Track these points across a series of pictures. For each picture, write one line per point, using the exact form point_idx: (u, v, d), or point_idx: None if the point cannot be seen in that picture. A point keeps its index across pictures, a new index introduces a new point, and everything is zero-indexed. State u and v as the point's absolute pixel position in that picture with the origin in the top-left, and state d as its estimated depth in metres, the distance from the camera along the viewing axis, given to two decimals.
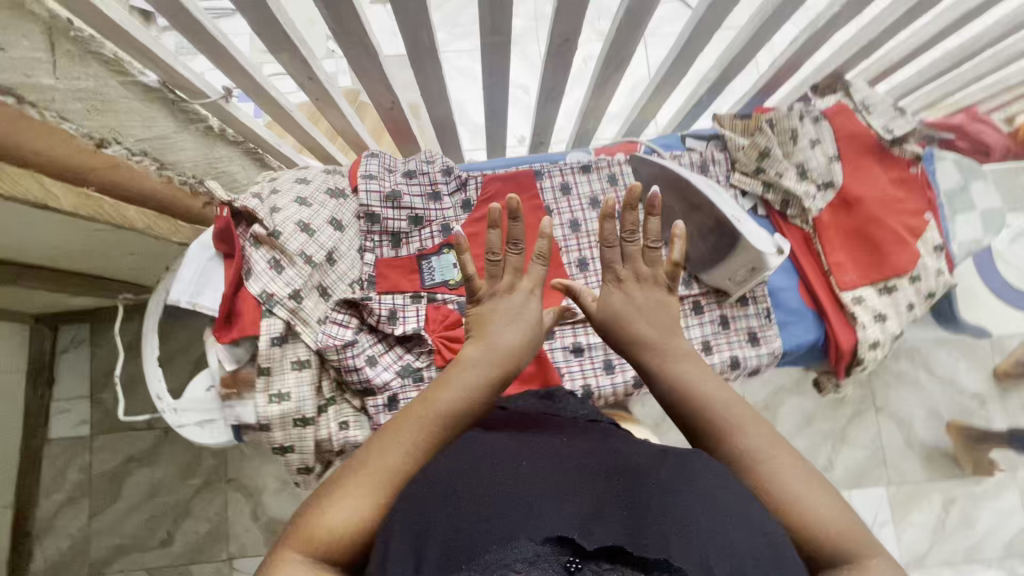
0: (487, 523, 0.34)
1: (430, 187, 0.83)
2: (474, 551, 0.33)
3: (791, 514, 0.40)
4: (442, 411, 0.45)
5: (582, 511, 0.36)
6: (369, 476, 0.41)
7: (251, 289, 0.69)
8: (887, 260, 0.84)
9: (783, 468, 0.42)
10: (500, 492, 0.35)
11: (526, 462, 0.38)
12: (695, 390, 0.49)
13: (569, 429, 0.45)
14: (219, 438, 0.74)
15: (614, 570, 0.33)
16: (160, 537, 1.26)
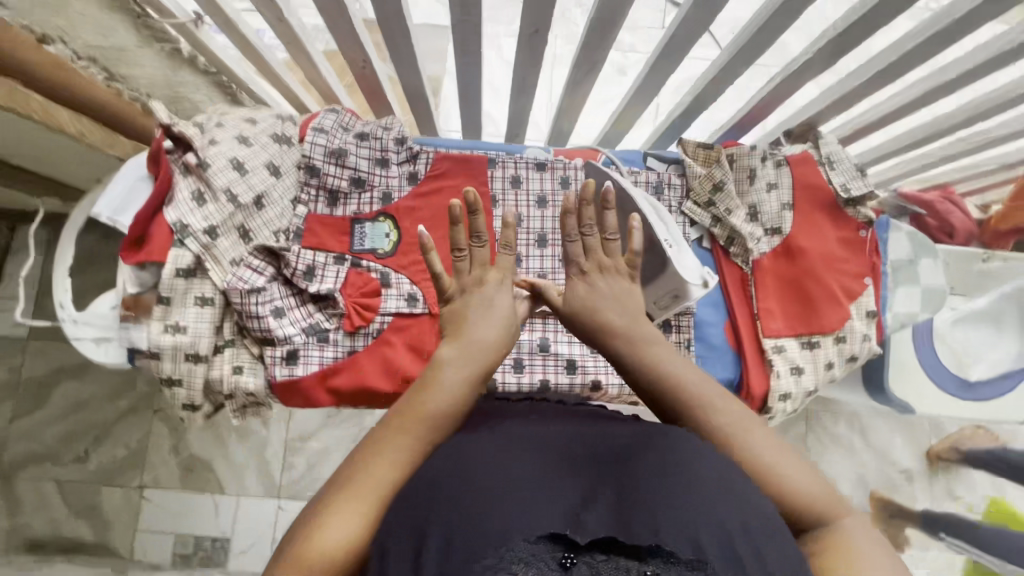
0: (483, 522, 0.37)
1: (380, 154, 0.82)
2: (473, 554, 0.36)
3: (775, 488, 0.45)
4: (430, 412, 0.47)
5: (567, 509, 0.39)
6: (359, 490, 0.42)
7: (166, 216, 0.68)
8: (816, 316, 0.84)
9: (752, 441, 0.47)
10: (490, 492, 0.39)
11: (512, 465, 0.41)
12: (673, 376, 0.51)
13: (541, 429, 0.49)
14: (112, 358, 0.74)
15: (609, 560, 0.37)
16: (77, 453, 1.49)
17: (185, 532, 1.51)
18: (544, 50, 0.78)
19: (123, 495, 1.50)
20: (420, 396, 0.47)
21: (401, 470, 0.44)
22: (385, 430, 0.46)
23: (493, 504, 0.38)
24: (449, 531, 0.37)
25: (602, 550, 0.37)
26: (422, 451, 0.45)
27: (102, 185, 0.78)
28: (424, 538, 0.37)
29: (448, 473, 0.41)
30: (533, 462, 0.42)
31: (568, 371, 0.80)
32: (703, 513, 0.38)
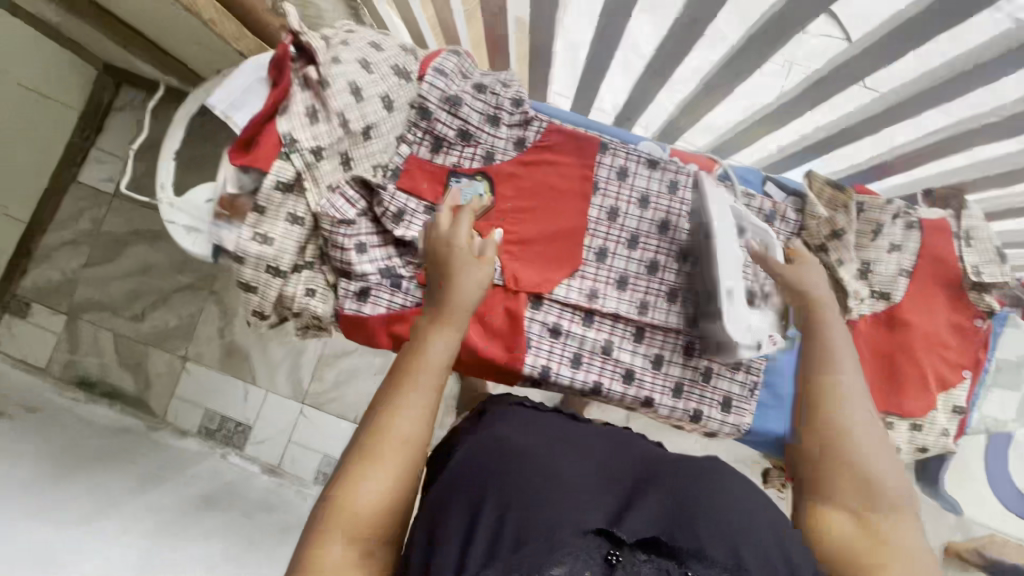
0: (556, 505, 0.50)
1: (493, 110, 0.79)
2: (551, 529, 0.48)
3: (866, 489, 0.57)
4: (429, 374, 0.59)
5: (610, 515, 0.51)
6: (385, 452, 0.54)
7: (279, 126, 0.67)
8: (901, 397, 0.78)
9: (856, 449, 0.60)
10: (555, 486, 0.53)
11: (566, 470, 0.55)
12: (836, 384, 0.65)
13: (586, 442, 0.63)
14: (196, 249, 0.75)
15: (650, 559, 0.47)
16: (136, 311, 1.62)
17: (214, 408, 1.62)
18: None
19: (167, 360, 1.63)
20: (415, 363, 0.59)
21: (417, 426, 0.56)
22: (392, 405, 0.56)
23: (552, 498, 0.51)
24: (504, 508, 0.50)
25: (643, 552, 0.48)
26: (426, 413, 0.57)
27: (221, 76, 0.78)
28: (481, 510, 0.51)
29: (518, 470, 0.55)
30: (577, 475, 0.55)
31: (624, 381, 0.78)
32: (742, 536, 0.49)
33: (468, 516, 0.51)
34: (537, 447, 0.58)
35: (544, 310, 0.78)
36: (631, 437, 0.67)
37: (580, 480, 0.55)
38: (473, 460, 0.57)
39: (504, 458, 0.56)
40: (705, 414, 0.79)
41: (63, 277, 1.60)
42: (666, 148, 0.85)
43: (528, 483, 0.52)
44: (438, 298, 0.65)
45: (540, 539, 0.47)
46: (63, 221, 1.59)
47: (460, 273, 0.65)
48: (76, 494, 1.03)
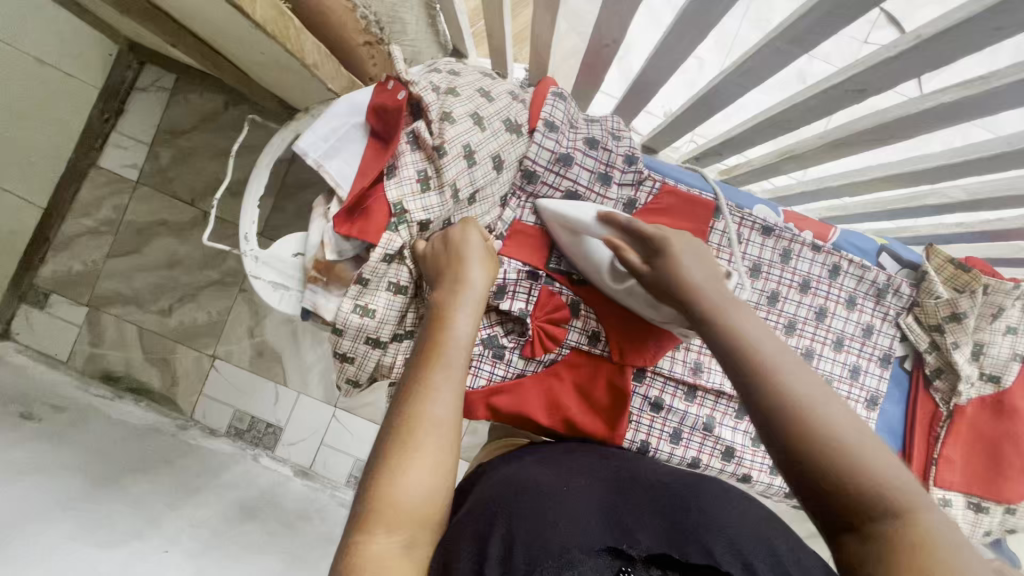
0: (559, 524, 0.48)
1: (604, 167, 0.73)
2: (559, 545, 0.46)
3: (846, 460, 0.41)
4: (457, 357, 0.53)
5: (617, 532, 0.49)
6: (424, 441, 0.48)
7: (388, 192, 0.62)
8: (1000, 484, 0.77)
9: (826, 408, 0.43)
10: (559, 504, 0.51)
11: (571, 487, 0.55)
12: (753, 349, 0.48)
13: (581, 463, 0.63)
14: (285, 307, 0.70)
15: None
16: (162, 307, 1.52)
17: (243, 409, 1.55)
18: (846, 106, 0.67)
19: (195, 359, 1.54)
20: (441, 342, 0.53)
21: (451, 413, 0.51)
22: (420, 387, 0.51)
23: (550, 522, 0.48)
24: (513, 529, 0.48)
25: (660, 568, 0.45)
26: (458, 398, 0.52)
27: (311, 116, 0.71)
28: (492, 525, 0.48)
29: (523, 488, 0.54)
30: (582, 497, 0.54)
31: (724, 457, 0.76)
32: (756, 545, 0.48)
33: (479, 532, 0.48)
34: (541, 478, 0.57)
35: (646, 383, 0.75)
36: (637, 460, 0.66)
37: (585, 503, 0.53)
38: (503, 490, 0.55)
39: (516, 489, 0.54)
40: None
41: (83, 268, 1.49)
42: (777, 211, 0.80)
43: (533, 511, 0.50)
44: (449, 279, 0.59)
45: (550, 561, 0.44)
46: (83, 210, 1.47)
47: (472, 260, 0.60)
48: (122, 507, 0.96)
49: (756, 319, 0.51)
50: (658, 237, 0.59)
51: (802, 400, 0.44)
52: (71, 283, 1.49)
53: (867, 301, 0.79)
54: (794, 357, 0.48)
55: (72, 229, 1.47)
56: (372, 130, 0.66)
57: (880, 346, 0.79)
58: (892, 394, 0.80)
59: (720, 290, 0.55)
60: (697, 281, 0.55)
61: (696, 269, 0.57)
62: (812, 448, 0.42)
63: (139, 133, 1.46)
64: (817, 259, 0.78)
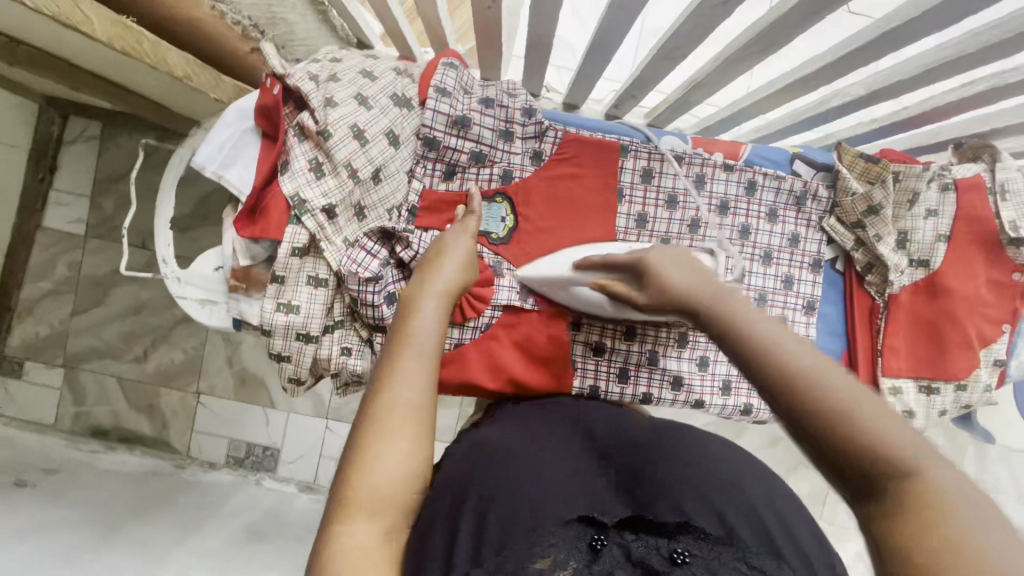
0: (536, 497, 0.46)
1: (504, 124, 0.73)
2: (534, 524, 0.44)
3: (836, 419, 0.36)
4: (426, 338, 0.52)
5: (596, 498, 0.48)
6: (395, 423, 0.47)
7: (282, 188, 0.62)
8: (944, 362, 0.79)
9: (826, 373, 0.38)
10: (535, 466, 0.50)
11: (541, 449, 0.53)
12: (733, 313, 0.46)
13: (557, 419, 0.61)
14: (216, 321, 0.70)
15: (637, 538, 0.45)
16: (136, 354, 1.52)
17: (237, 437, 1.56)
18: (720, 21, 0.67)
19: (180, 399, 1.55)
20: (408, 329, 0.53)
21: (422, 392, 0.49)
22: (388, 374, 0.49)
23: (527, 492, 0.46)
24: (482, 511, 0.45)
25: (631, 531, 0.46)
26: (429, 374, 0.51)
27: (205, 129, 0.71)
28: (461, 508, 0.46)
29: (487, 456, 0.51)
30: (564, 460, 0.52)
31: (673, 387, 0.78)
32: (733, 496, 0.47)
33: (451, 512, 0.45)
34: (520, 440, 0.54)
35: (586, 329, 0.77)
36: (628, 415, 0.64)
37: (564, 465, 0.51)
38: (476, 452, 0.53)
39: (492, 454, 0.51)
40: (756, 406, 0.80)
41: (51, 329, 1.49)
42: (686, 138, 0.81)
43: (509, 478, 0.48)
44: (423, 271, 0.60)
45: (523, 542, 0.43)
46: (39, 273, 1.46)
47: (451, 251, 0.63)
48: (129, 552, 0.98)
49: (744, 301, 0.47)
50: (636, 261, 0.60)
51: (776, 349, 0.41)
52: (43, 347, 1.49)
53: (788, 212, 0.80)
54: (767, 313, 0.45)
55: (31, 294, 1.46)
56: (265, 131, 0.67)
57: (809, 252, 0.81)
58: (827, 296, 0.82)
59: (709, 283, 0.52)
60: (685, 290, 0.52)
61: (677, 276, 0.54)
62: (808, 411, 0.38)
63: (79, 187, 1.45)
64: (732, 179, 0.79)
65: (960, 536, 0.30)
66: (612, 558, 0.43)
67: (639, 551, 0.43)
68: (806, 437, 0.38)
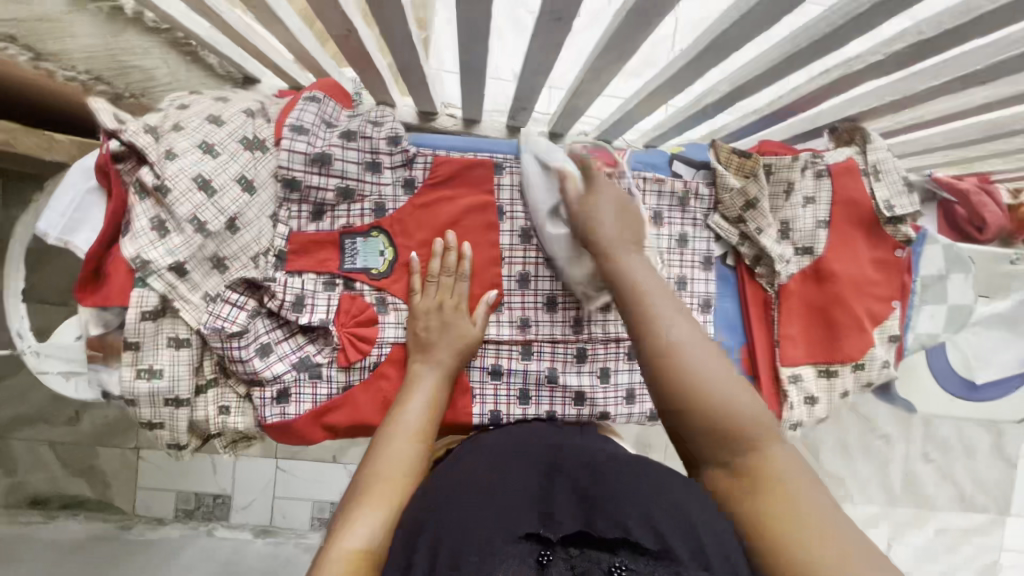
0: (491, 523, 0.47)
1: (370, 155, 0.71)
2: (485, 545, 0.45)
3: (725, 414, 0.54)
4: (410, 420, 0.63)
5: (549, 513, 0.48)
6: (378, 490, 0.56)
7: (124, 251, 0.59)
8: (839, 343, 0.80)
9: (710, 368, 0.56)
10: (493, 494, 0.51)
11: (500, 472, 0.54)
12: (644, 293, 0.60)
13: (523, 443, 0.62)
14: (83, 393, 0.67)
15: (581, 552, 0.44)
16: (69, 416, 1.44)
17: (185, 489, 1.49)
18: (565, 35, 0.66)
19: (118, 456, 1.48)
20: (397, 415, 0.63)
21: (402, 466, 0.59)
22: (377, 451, 0.60)
23: (478, 515, 0.48)
24: (436, 543, 0.46)
25: (575, 547, 0.45)
26: (407, 449, 0.60)
27: (49, 193, 0.68)
28: (417, 545, 0.47)
29: (445, 490, 0.53)
30: (521, 482, 0.53)
31: (576, 402, 0.77)
32: (670, 512, 0.47)
33: (405, 559, 0.47)
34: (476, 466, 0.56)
35: (481, 354, 0.75)
36: (595, 441, 0.65)
37: (520, 486, 0.52)
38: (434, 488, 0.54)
39: (449, 486, 0.53)
40: (662, 411, 0.79)
41: None
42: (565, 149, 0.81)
43: (461, 507, 0.49)
44: (413, 349, 0.69)
45: (473, 560, 0.44)
46: None
47: (447, 325, 0.69)
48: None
49: (651, 278, 0.62)
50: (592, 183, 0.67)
51: (684, 352, 0.57)
52: None
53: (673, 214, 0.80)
54: (681, 310, 0.60)
55: None
56: (106, 190, 0.64)
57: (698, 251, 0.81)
58: (723, 292, 0.82)
59: (625, 239, 0.64)
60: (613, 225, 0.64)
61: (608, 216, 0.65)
62: (691, 404, 0.55)
63: None
64: None
65: (803, 510, 0.49)
66: (557, 574, 0.42)
67: (583, 567, 0.43)
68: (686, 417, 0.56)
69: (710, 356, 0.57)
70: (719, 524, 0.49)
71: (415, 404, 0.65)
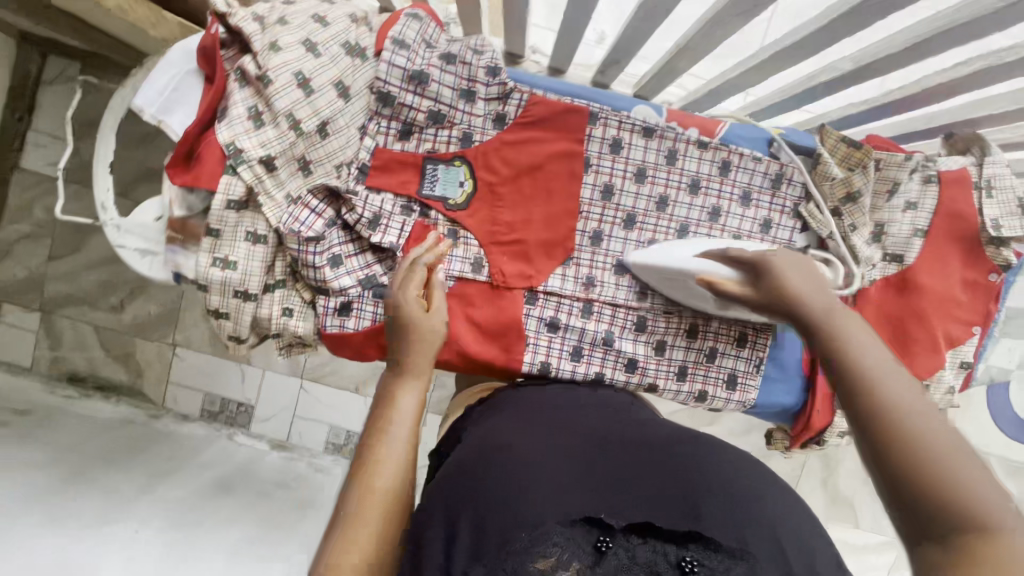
0: (535, 512, 0.45)
1: (466, 83, 0.69)
2: (535, 521, 0.45)
3: (941, 467, 0.38)
4: (401, 432, 0.53)
5: (600, 501, 0.48)
6: (372, 525, 0.47)
7: (218, 136, 0.59)
8: (911, 360, 0.76)
9: (927, 420, 0.40)
10: (541, 477, 0.49)
11: (546, 450, 0.53)
12: (841, 334, 0.49)
13: (573, 412, 0.62)
14: (156, 273, 0.69)
15: (644, 543, 0.45)
16: (112, 303, 1.47)
17: (214, 391, 1.54)
18: None
19: (157, 349, 1.52)
20: (388, 420, 0.54)
21: (396, 486, 0.50)
22: (367, 465, 0.50)
23: (518, 491, 0.47)
24: (478, 522, 0.46)
25: (638, 535, 0.46)
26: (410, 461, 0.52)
27: (149, 69, 0.68)
28: (456, 523, 0.46)
29: (481, 468, 0.51)
30: (564, 461, 0.52)
31: (627, 369, 0.76)
32: (748, 508, 0.48)
33: (444, 535, 0.46)
34: (517, 436, 0.55)
35: (541, 304, 0.74)
36: (625, 408, 0.65)
37: (563, 460, 0.52)
38: (474, 453, 0.54)
39: (490, 452, 0.53)
40: (710, 394, 0.77)
41: (28, 273, 1.43)
42: (662, 110, 0.76)
43: (506, 481, 0.49)
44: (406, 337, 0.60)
45: (522, 532, 0.44)
46: (16, 215, 1.38)
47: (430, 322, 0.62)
48: (94, 499, 0.94)
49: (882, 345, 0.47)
50: (758, 258, 0.58)
51: (904, 403, 0.42)
52: (20, 291, 1.44)
53: (763, 195, 0.76)
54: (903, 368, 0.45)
55: (7, 236, 1.40)
56: (206, 75, 0.63)
57: (780, 239, 0.77)
58: None
59: (844, 316, 0.51)
60: (800, 292, 0.54)
61: (796, 281, 0.55)
62: (917, 463, 0.39)
63: (56, 127, 1.32)
64: (705, 158, 0.74)
65: None
66: (617, 560, 0.43)
67: (648, 557, 0.44)
68: (880, 456, 0.41)
69: (937, 412, 0.41)
70: (800, 528, 0.49)
71: (407, 409, 0.55)
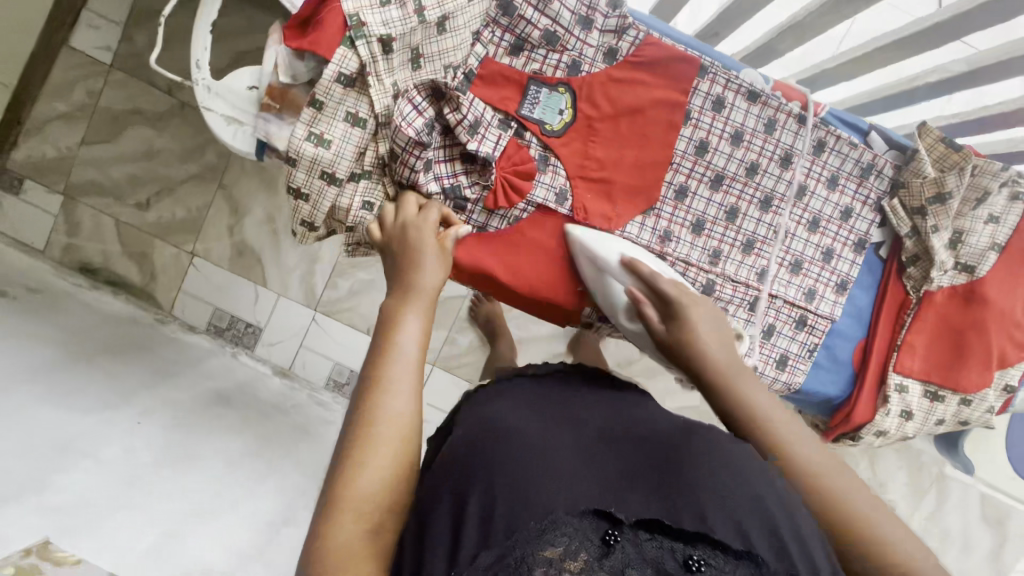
0: (547, 495, 0.39)
1: (586, 10, 0.66)
2: (547, 510, 0.38)
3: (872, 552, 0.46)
4: (410, 356, 0.48)
5: (608, 488, 0.41)
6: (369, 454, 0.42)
7: (343, 4, 0.58)
8: (959, 371, 0.77)
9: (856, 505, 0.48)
10: (552, 455, 0.42)
11: (551, 428, 0.45)
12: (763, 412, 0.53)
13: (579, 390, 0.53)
14: (239, 144, 0.66)
15: (652, 539, 0.39)
16: (140, 200, 1.27)
17: (223, 306, 1.32)
18: None
19: (173, 256, 1.30)
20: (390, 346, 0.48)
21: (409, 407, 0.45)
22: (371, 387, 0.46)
23: (535, 478, 0.40)
24: (490, 498, 0.39)
25: (645, 531, 0.39)
26: (406, 418, 0.45)
27: None
28: (465, 497, 0.40)
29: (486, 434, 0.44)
30: (571, 441, 0.44)
31: None
32: (747, 512, 0.40)
33: (453, 506, 0.40)
34: (518, 413, 0.46)
35: None
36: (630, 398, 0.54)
37: (571, 450, 0.44)
38: (466, 430, 0.45)
39: (488, 426, 0.45)
40: (762, 370, 0.77)
41: (59, 154, 1.23)
42: (766, 79, 0.75)
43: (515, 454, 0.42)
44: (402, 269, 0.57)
45: (531, 525, 0.38)
46: (53, 91, 1.20)
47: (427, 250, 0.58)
48: (102, 384, 0.82)
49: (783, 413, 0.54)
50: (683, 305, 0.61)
51: (838, 489, 0.48)
52: (42, 173, 1.24)
53: (850, 182, 0.76)
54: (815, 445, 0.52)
55: (42, 112, 1.21)
56: None
57: (856, 231, 0.77)
58: (863, 280, 0.79)
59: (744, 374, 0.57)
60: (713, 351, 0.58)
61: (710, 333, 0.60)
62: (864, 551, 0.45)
63: (113, 9, 1.16)
64: (802, 133, 0.74)
65: None
66: (625, 557, 0.37)
67: (653, 555, 0.38)
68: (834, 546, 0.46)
69: (860, 492, 0.49)
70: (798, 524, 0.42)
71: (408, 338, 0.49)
